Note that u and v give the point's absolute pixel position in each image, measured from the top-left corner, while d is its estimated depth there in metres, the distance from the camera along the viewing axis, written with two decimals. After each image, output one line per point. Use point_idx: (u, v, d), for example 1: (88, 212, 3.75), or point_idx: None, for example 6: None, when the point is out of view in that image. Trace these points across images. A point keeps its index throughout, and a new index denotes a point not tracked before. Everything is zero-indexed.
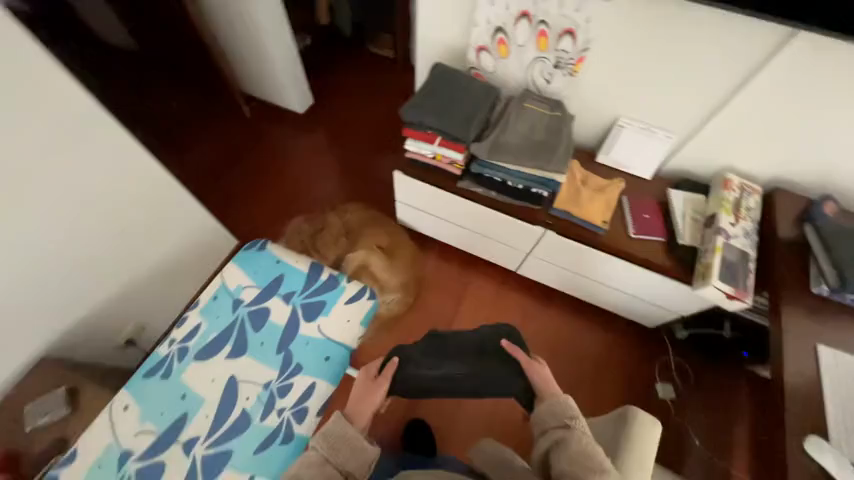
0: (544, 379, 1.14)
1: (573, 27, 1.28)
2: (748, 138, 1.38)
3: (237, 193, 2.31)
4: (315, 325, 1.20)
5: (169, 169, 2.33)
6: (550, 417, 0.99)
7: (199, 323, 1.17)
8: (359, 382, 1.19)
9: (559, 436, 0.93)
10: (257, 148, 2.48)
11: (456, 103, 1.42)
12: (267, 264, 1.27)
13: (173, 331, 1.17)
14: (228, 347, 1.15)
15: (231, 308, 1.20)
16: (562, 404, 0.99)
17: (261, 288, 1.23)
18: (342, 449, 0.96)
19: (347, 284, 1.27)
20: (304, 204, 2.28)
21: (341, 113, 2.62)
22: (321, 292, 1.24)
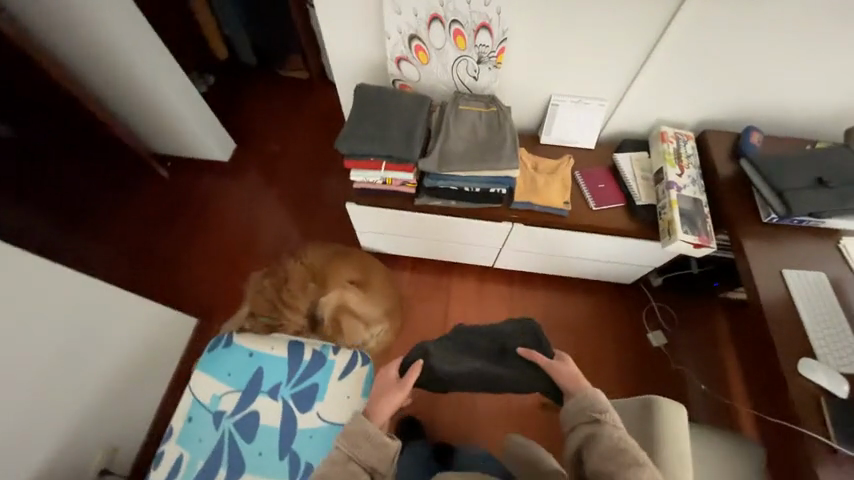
0: (569, 373, 1.14)
1: (486, 21, 1.25)
2: (671, 91, 1.45)
3: (178, 266, 2.07)
4: (313, 413, 1.11)
5: (92, 261, 2.06)
6: (580, 416, 0.99)
7: (181, 455, 1.07)
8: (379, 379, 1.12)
9: (590, 431, 0.94)
10: (186, 211, 2.23)
11: (391, 122, 1.34)
12: (245, 364, 1.16)
13: (154, 473, 1.05)
14: (222, 471, 1.05)
15: (214, 425, 1.09)
16: (586, 399, 1.00)
17: (241, 392, 1.13)
18: (363, 446, 0.94)
19: (335, 356, 1.17)
20: (258, 255, 2.11)
21: (270, 150, 2.44)
22: (310, 374, 1.15)
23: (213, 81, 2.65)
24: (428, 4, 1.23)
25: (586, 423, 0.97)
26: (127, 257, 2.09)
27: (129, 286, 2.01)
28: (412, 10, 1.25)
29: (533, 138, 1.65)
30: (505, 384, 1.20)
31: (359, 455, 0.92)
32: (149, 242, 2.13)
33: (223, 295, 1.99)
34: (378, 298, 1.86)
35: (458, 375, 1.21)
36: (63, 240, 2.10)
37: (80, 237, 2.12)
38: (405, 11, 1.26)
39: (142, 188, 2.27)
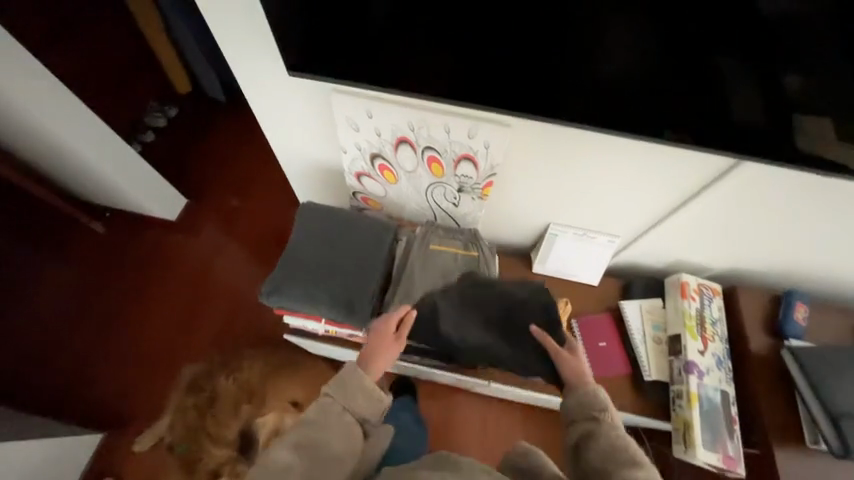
0: (573, 366, 0.92)
1: (470, 154, 0.93)
2: (699, 241, 1.14)
3: (94, 351, 1.73)
4: None
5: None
6: (582, 414, 0.88)
7: None
8: (377, 328, 0.96)
9: (588, 431, 0.86)
10: (113, 276, 1.86)
11: (339, 264, 1.03)
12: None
13: None
14: None
15: None
16: (590, 396, 0.88)
17: None
18: (360, 402, 0.91)
19: None
20: (189, 343, 1.75)
21: (222, 202, 2.00)
22: None
23: (175, 112, 2.13)
24: (394, 127, 0.92)
25: (587, 425, 0.87)
26: (35, 335, 1.75)
27: (32, 375, 1.68)
28: (372, 129, 0.93)
29: (523, 262, 1.33)
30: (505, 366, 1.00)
31: (355, 411, 0.91)
32: (65, 316, 1.79)
33: (141, 394, 1.65)
34: None
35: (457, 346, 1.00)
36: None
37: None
38: (364, 129, 0.94)
39: (62, 244, 1.90)
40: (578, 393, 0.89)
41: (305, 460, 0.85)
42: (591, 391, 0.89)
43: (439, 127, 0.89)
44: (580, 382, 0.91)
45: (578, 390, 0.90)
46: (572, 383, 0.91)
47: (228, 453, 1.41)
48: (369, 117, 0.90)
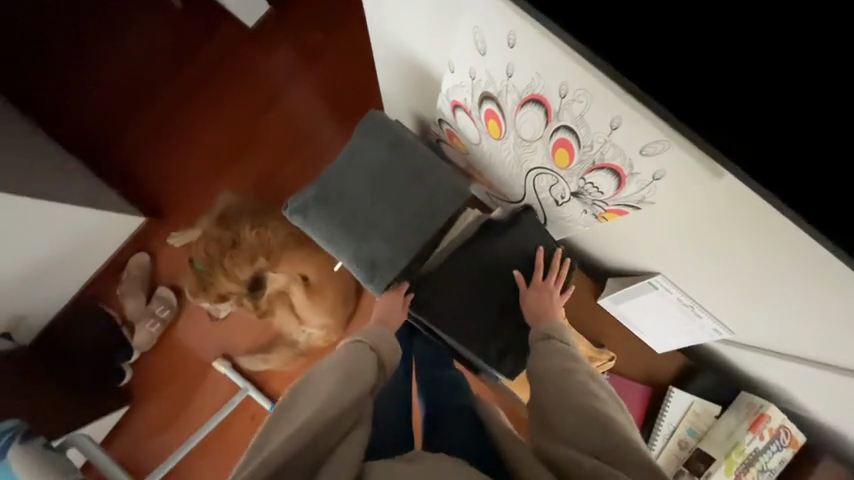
0: (549, 298, 0.83)
1: (623, 169, 0.59)
2: (829, 404, 0.84)
3: (148, 135, 1.70)
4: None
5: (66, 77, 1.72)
6: (545, 348, 0.79)
7: None
8: (384, 302, 0.85)
9: (546, 364, 0.77)
10: (181, 63, 1.71)
11: (381, 214, 0.82)
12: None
13: None
14: None
15: None
16: (553, 325, 0.81)
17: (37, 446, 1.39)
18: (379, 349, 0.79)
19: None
20: (228, 171, 1.68)
21: (306, 30, 1.67)
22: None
23: None
24: (534, 80, 0.58)
25: (548, 358, 0.77)
26: (100, 91, 1.71)
27: (91, 129, 1.70)
28: (503, 65, 0.60)
29: (592, 291, 1.09)
30: (495, 355, 0.84)
31: (379, 358, 0.78)
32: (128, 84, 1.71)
33: (177, 197, 1.68)
34: (327, 305, 1.57)
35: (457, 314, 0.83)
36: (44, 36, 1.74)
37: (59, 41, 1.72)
38: (490, 58, 0.61)
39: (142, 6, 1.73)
40: (546, 329, 0.80)
41: (335, 410, 0.64)
42: (555, 324, 0.81)
43: (605, 111, 0.53)
44: (549, 315, 0.82)
45: (544, 328, 0.81)
46: (542, 317, 0.82)
47: (237, 289, 1.52)
48: (508, 46, 0.57)
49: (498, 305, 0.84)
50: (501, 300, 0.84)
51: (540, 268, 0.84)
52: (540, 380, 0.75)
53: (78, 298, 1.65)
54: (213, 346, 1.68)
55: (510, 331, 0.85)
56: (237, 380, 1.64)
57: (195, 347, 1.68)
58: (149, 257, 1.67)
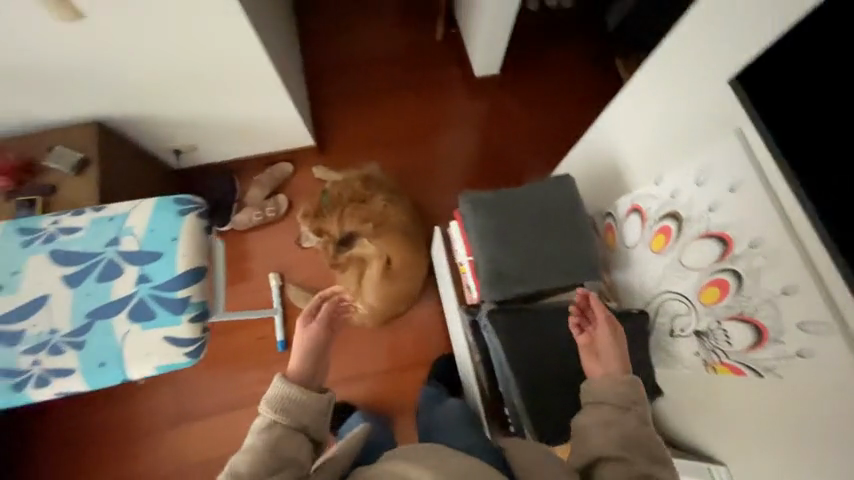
0: (603, 343, 0.81)
1: (768, 332, 0.66)
2: None
3: (356, 95, 2.10)
4: None
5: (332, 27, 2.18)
6: (607, 413, 0.73)
7: None
8: (310, 333, 0.96)
9: (608, 421, 0.72)
10: (415, 67, 2.15)
11: (528, 247, 0.92)
12: (165, 227, 0.85)
13: None
14: None
15: None
16: (624, 383, 0.75)
17: None
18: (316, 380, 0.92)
19: None
20: (392, 154, 2.02)
21: (511, 105, 2.11)
22: None
23: (566, 8, 2.19)
24: (733, 222, 0.70)
25: (608, 426, 0.72)
26: (349, 47, 2.16)
27: (325, 63, 2.13)
28: (710, 200, 0.74)
29: None
30: (539, 419, 0.86)
31: (301, 425, 0.83)
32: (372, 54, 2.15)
33: (343, 146, 2.02)
34: (386, 293, 1.69)
35: (531, 362, 0.88)
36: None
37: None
38: (704, 189, 0.75)
39: (418, 14, 2.21)
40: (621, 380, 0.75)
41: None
42: (625, 379, 0.76)
43: (783, 275, 0.63)
44: (617, 366, 0.78)
45: (618, 381, 0.75)
46: (611, 367, 0.78)
47: (337, 234, 1.71)
48: (727, 190, 0.70)
49: (567, 379, 0.88)
50: (572, 376, 0.88)
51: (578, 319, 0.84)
52: (594, 446, 0.71)
53: (222, 168, 1.93)
54: (278, 261, 1.85)
55: (563, 410, 0.87)
56: (276, 300, 1.78)
57: (267, 253, 1.86)
58: (291, 170, 1.95)
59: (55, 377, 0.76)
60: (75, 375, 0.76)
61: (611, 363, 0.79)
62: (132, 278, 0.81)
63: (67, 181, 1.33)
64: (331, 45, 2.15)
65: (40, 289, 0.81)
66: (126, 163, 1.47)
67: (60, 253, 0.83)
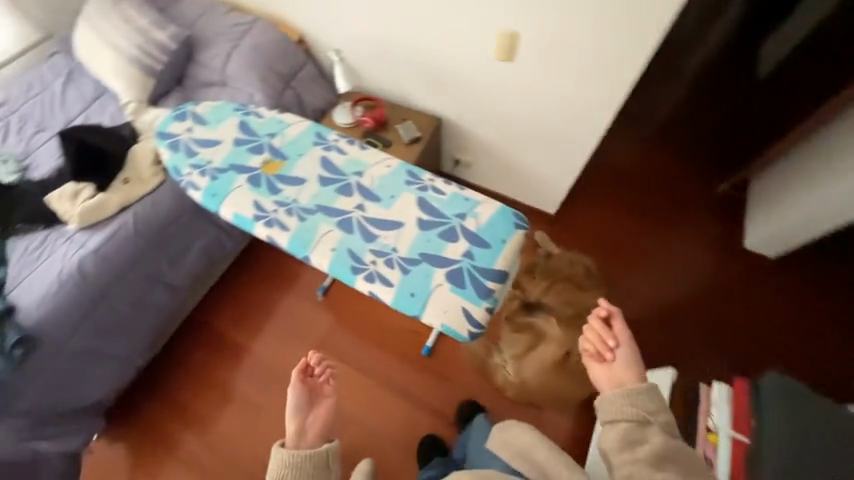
0: (622, 354, 0.95)
1: None
2: None
3: (610, 194, 2.09)
4: (178, 143, 1.21)
5: (622, 129, 2.27)
6: (628, 431, 0.83)
7: (176, 137, 1.21)
8: (298, 397, 1.27)
9: (629, 438, 0.82)
10: (679, 204, 2.07)
11: (811, 434, 0.90)
12: (501, 228, 1.01)
13: (202, 131, 1.22)
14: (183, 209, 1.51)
15: (188, 152, 1.18)
16: (637, 395, 0.86)
17: (209, 137, 1.21)
18: (306, 438, 1.23)
19: (172, 154, 1.19)
20: (616, 261, 1.93)
21: (771, 294, 1.83)
22: (171, 153, 1.19)
23: None
24: None
25: (632, 447, 0.82)
26: (626, 152, 2.21)
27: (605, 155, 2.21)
28: None
29: None
30: None
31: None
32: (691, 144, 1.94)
33: (574, 227, 2.00)
34: (547, 379, 1.61)
35: None
36: (650, 106, 2.35)
37: (658, 117, 2.31)
38: None
39: (715, 163, 2.16)
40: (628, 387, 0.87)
41: None
42: (644, 385, 0.89)
43: None
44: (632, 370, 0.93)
45: (629, 389, 0.88)
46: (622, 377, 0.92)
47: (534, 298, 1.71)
48: None
49: None
50: None
51: (593, 340, 0.99)
52: (623, 469, 0.81)
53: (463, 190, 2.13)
54: None
55: None
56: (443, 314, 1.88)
57: None
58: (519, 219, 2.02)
59: (379, 280, 0.94)
60: (391, 289, 0.93)
61: (629, 369, 0.93)
62: (462, 248, 0.97)
63: (398, 145, 1.72)
64: (610, 142, 2.24)
65: (400, 216, 1.03)
66: (431, 149, 1.80)
67: (423, 201, 1.05)
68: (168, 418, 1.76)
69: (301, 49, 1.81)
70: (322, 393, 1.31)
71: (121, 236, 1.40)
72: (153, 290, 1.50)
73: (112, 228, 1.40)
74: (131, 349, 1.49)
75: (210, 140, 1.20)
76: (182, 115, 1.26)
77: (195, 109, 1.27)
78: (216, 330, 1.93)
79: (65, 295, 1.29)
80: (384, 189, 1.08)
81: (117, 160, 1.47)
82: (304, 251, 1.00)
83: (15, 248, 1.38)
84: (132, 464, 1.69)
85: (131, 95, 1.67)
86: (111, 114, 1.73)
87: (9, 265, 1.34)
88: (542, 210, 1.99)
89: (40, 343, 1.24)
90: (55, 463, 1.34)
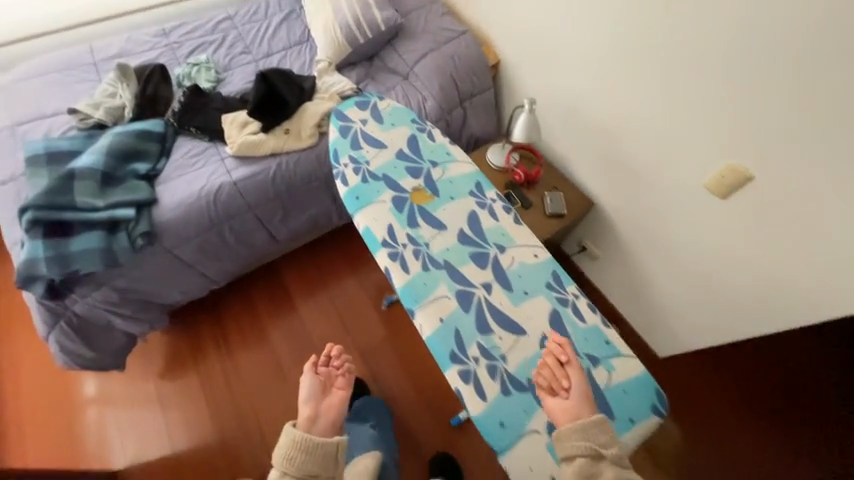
0: (575, 389, 0.76)
1: None
2: None
3: None
4: (349, 130, 1.20)
5: None
6: (583, 467, 0.66)
7: (350, 125, 1.21)
8: (313, 387, 1.16)
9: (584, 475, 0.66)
10: None
11: None
12: (634, 403, 0.82)
13: (375, 130, 1.20)
14: (313, 177, 1.56)
15: (353, 144, 1.17)
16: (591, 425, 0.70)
17: (377, 138, 1.18)
18: (318, 425, 1.11)
19: (338, 139, 1.19)
20: None
21: None
22: (339, 137, 1.19)
23: None
24: None
25: None
26: None
27: None
28: None
29: None
30: None
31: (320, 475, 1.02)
32: None
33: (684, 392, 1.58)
34: None
35: None
36: None
37: None
38: None
39: None
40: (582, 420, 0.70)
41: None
42: (595, 418, 0.71)
43: None
44: (585, 404, 0.75)
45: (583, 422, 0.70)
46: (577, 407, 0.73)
47: None
48: None
49: None
50: None
51: (544, 375, 0.79)
52: None
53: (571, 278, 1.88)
54: None
55: None
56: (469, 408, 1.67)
57: None
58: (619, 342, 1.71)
59: (475, 383, 0.82)
60: (483, 402, 0.81)
61: (582, 404, 0.75)
62: None
63: (536, 211, 1.56)
64: None
65: (526, 322, 0.90)
66: (566, 228, 1.60)
67: (557, 319, 0.90)
68: (209, 336, 1.85)
69: (491, 73, 1.74)
70: (337, 385, 1.20)
71: (260, 178, 1.47)
72: (259, 233, 1.57)
73: (257, 168, 1.48)
74: (217, 273, 1.57)
75: (377, 141, 1.18)
76: (364, 103, 1.26)
77: (378, 103, 1.26)
78: (282, 283, 1.98)
79: (196, 209, 1.39)
80: (521, 280, 0.95)
81: (289, 109, 1.55)
82: (412, 304, 0.91)
83: (180, 146, 1.53)
84: (165, 360, 1.82)
85: (326, 54, 1.76)
86: (302, 63, 1.84)
87: (169, 159, 1.48)
88: (651, 347, 1.69)
89: (161, 240, 1.35)
90: (117, 337, 1.45)
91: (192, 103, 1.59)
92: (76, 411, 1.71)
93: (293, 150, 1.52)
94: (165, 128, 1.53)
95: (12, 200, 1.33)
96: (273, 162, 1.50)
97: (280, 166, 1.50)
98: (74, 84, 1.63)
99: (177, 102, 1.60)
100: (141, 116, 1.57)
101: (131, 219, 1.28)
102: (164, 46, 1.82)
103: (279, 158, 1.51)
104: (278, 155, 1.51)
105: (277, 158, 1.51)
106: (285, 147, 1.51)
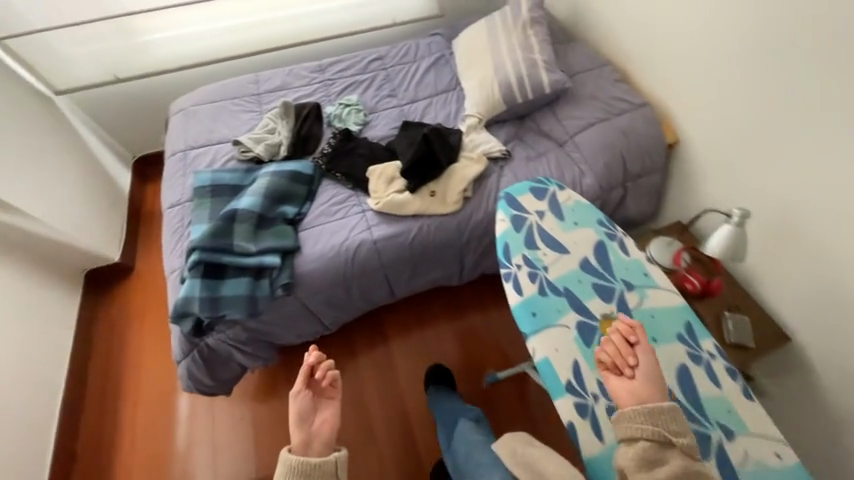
0: (646, 374, 0.81)
1: None
2: None
3: None
4: (522, 221, 1.06)
5: None
6: (646, 449, 0.72)
7: (525, 216, 1.06)
8: (301, 404, 1.03)
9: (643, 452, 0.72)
10: None
11: None
12: None
13: (556, 229, 1.04)
14: (450, 244, 1.45)
15: (528, 242, 1.02)
16: (661, 412, 0.74)
17: (558, 240, 1.03)
18: (313, 447, 0.99)
19: (511, 231, 1.04)
20: None
21: None
22: (510, 227, 1.05)
23: None
24: None
25: (652, 467, 0.71)
26: None
27: None
28: None
29: None
30: None
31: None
32: None
33: None
34: None
35: None
36: None
37: None
38: None
39: None
40: (651, 403, 0.75)
41: None
42: (666, 404, 0.77)
43: None
44: (658, 389, 0.79)
45: (651, 406, 0.75)
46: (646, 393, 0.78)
47: None
48: None
49: None
50: None
51: (614, 355, 0.83)
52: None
53: None
54: None
55: None
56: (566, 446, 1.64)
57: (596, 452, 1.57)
58: None
59: None
60: None
61: (652, 390, 0.79)
62: None
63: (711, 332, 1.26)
64: None
65: None
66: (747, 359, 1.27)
67: None
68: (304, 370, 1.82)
69: (666, 152, 1.51)
70: (328, 394, 1.09)
71: (399, 240, 1.39)
72: (381, 290, 1.50)
73: (399, 228, 1.40)
74: (333, 324, 1.51)
75: (558, 243, 1.02)
76: (542, 191, 1.11)
77: (558, 193, 1.10)
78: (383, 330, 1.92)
79: (334, 264, 1.34)
80: None
81: (438, 169, 1.46)
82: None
83: (325, 192, 1.50)
84: (260, 384, 1.81)
85: (477, 109, 1.65)
86: (448, 113, 1.76)
87: (313, 204, 1.46)
88: None
89: (297, 290, 1.31)
90: (232, 370, 1.44)
91: (342, 148, 1.58)
92: (172, 417, 1.75)
93: (435, 217, 1.42)
94: (313, 171, 1.52)
95: (175, 225, 1.39)
96: (413, 225, 1.41)
97: (423, 230, 1.41)
98: (239, 114, 1.71)
99: (327, 144, 1.59)
100: (293, 155, 1.59)
101: (276, 267, 1.26)
102: (318, 82, 1.85)
103: (421, 221, 1.42)
104: (421, 218, 1.42)
105: (421, 222, 1.42)
106: (428, 210, 1.42)
